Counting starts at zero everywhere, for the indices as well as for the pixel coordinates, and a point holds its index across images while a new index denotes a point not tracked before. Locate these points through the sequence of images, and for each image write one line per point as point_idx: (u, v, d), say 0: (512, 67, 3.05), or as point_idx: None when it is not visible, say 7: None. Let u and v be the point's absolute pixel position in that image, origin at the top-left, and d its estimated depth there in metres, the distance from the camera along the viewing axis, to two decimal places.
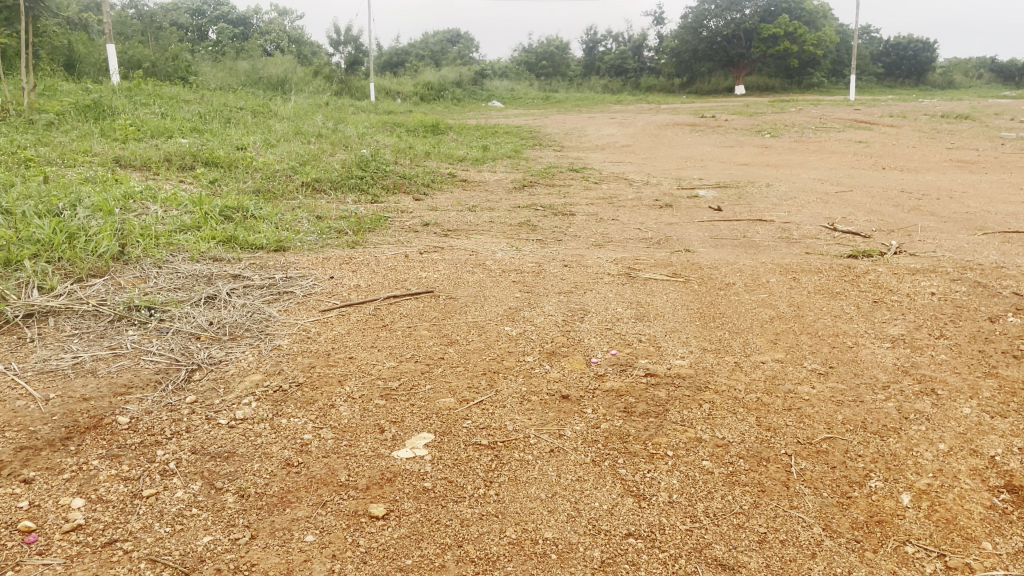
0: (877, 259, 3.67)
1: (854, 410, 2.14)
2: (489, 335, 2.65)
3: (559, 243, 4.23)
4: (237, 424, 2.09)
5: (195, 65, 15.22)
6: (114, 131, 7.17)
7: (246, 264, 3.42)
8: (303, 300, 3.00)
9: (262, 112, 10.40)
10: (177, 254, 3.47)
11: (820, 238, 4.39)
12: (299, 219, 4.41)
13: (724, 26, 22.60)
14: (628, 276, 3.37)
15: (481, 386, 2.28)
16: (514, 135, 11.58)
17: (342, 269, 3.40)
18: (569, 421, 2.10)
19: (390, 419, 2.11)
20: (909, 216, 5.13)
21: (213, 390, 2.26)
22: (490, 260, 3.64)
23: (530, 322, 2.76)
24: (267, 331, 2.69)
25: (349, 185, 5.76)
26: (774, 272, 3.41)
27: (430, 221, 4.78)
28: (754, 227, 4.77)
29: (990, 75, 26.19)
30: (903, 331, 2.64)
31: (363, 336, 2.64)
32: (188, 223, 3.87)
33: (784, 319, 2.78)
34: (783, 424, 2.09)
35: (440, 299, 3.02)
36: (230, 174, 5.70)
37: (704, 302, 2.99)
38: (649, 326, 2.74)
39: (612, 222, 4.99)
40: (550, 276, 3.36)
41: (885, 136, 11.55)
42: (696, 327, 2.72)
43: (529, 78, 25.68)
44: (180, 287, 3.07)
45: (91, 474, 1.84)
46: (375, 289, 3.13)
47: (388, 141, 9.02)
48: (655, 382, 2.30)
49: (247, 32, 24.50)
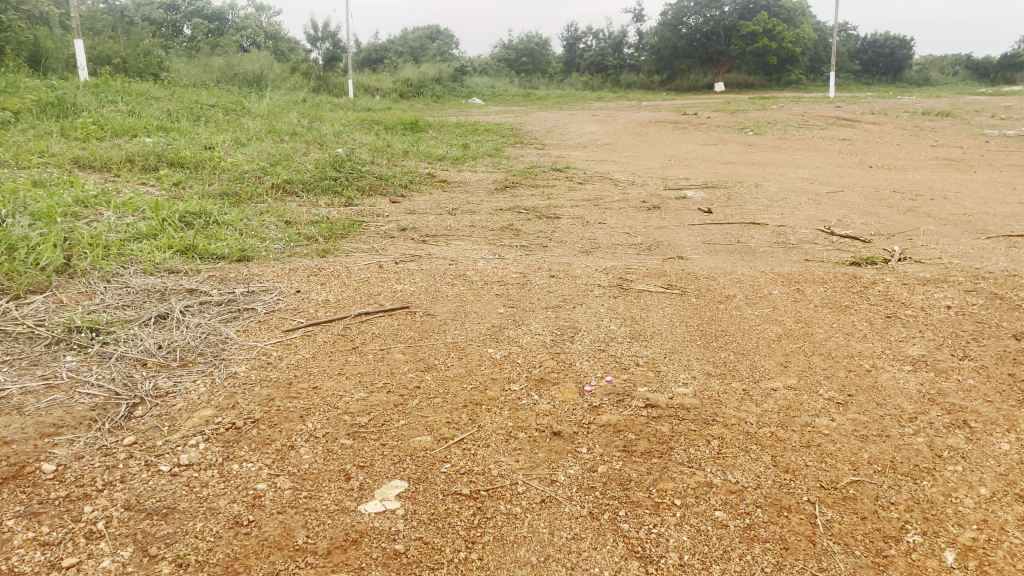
0: (882, 267, 3.45)
1: (880, 448, 1.91)
2: (470, 358, 2.39)
3: (544, 249, 3.98)
4: (180, 471, 1.82)
5: (167, 61, 14.82)
6: (75, 129, 6.83)
7: (204, 277, 3.14)
8: (265, 319, 2.72)
9: (234, 110, 10.05)
10: (129, 265, 3.18)
11: (818, 243, 4.17)
12: (267, 225, 4.12)
13: (704, 24, 22.42)
14: (620, 288, 3.12)
15: (461, 421, 2.02)
16: (495, 133, 11.32)
17: (309, 282, 3.13)
18: (562, 463, 1.85)
19: (358, 463, 1.85)
20: (906, 218, 4.93)
21: (156, 430, 1.99)
22: (472, 270, 3.39)
23: (515, 344, 2.51)
24: (222, 356, 2.41)
25: (322, 187, 5.47)
26: (776, 283, 3.17)
27: (407, 225, 4.50)
28: (748, 231, 4.55)
29: (965, 72, 26.34)
30: (923, 351, 2.41)
31: (329, 361, 2.37)
32: (143, 230, 3.57)
33: (793, 337, 2.54)
34: (803, 465, 1.85)
35: (416, 317, 2.76)
36: (196, 176, 5.38)
37: (704, 318, 2.74)
38: (646, 346, 2.49)
39: (600, 225, 4.74)
40: (536, 288, 3.11)
41: (868, 133, 11.39)
42: (697, 348, 2.47)
43: (509, 75, 25.38)
44: (130, 304, 2.78)
45: (3, 539, 1.56)
46: (345, 305, 2.86)
47: (364, 139, 8.73)
48: (657, 415, 2.05)
49: (223, 28, 24.01)
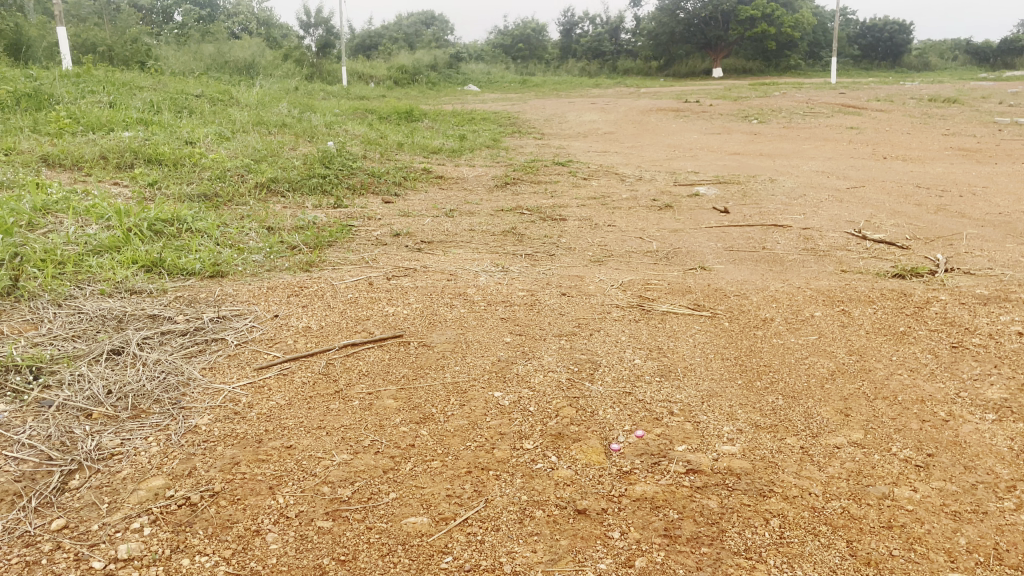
0: (929, 281, 3.10)
1: (979, 530, 1.55)
2: (474, 405, 2.03)
3: (551, 259, 3.63)
4: (116, 570, 1.44)
5: (155, 49, 14.34)
6: (47, 124, 6.42)
7: (171, 298, 2.77)
8: (235, 353, 2.35)
9: (221, 100, 9.61)
10: (86, 285, 2.81)
11: (851, 249, 3.81)
12: (246, 233, 3.75)
13: (702, 9, 21.94)
14: (641, 310, 2.76)
15: (465, 494, 1.67)
16: (493, 122, 10.92)
17: (290, 304, 2.76)
18: (590, 556, 1.48)
19: (338, 556, 1.49)
20: (937, 219, 4.57)
21: (94, 508, 1.62)
22: (473, 286, 3.03)
23: (525, 385, 2.15)
24: (181, 404, 2.04)
25: (310, 186, 5.09)
26: (816, 302, 2.81)
27: (401, 231, 4.13)
28: (771, 234, 4.20)
29: (964, 58, 25.92)
30: (1005, 394, 2.05)
31: (307, 410, 2.02)
32: (104, 241, 3.19)
33: (848, 375, 2.19)
34: (888, 556, 1.48)
35: (410, 348, 2.40)
36: (173, 175, 4.99)
37: (742, 349, 2.39)
38: (679, 387, 2.13)
39: (610, 228, 4.38)
40: (546, 309, 2.76)
41: (877, 121, 11.01)
42: (738, 389, 2.12)
43: (505, 62, 24.88)
44: (81, 334, 2.42)
45: None
46: (329, 334, 2.50)
47: (356, 130, 8.35)
48: (702, 485, 1.69)
49: (214, 14, 23.41)
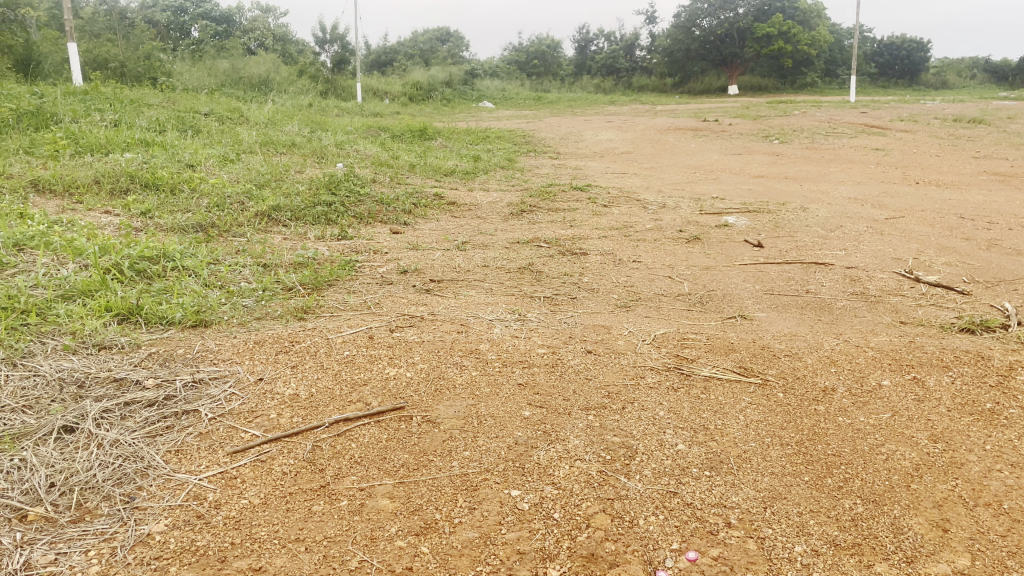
0: (1005, 338, 2.74)
1: None
2: (486, 509, 1.68)
3: (574, 303, 3.28)
4: None
5: (168, 64, 14.11)
6: (44, 145, 6.13)
7: (143, 355, 2.44)
8: (207, 432, 2.01)
9: (230, 118, 9.34)
10: (48, 340, 2.47)
11: (907, 294, 3.44)
12: (239, 270, 3.42)
13: (718, 26, 21.57)
14: (680, 374, 2.39)
15: None
16: (508, 141, 10.59)
17: (278, 364, 2.42)
18: None
19: None
20: (992, 257, 4.21)
21: None
22: (487, 340, 2.68)
23: (549, 480, 1.79)
24: (135, 503, 1.70)
25: (314, 215, 4.78)
26: (882, 367, 2.43)
27: (409, 267, 3.79)
28: (814, 274, 3.83)
29: (984, 76, 25.47)
30: None
31: (284, 514, 1.66)
32: (78, 285, 2.86)
33: (940, 471, 1.81)
34: None
35: (411, 425, 2.05)
36: (170, 203, 4.67)
37: (803, 431, 2.02)
38: (735, 485, 1.76)
39: (636, 265, 4.03)
40: (571, 371, 2.41)
41: (903, 142, 10.61)
42: (806, 489, 1.75)
43: (519, 78, 24.55)
44: (32, 405, 2.07)
45: None
46: (318, 405, 2.15)
47: (366, 149, 8.07)
48: None
49: (231, 29, 23.22)
